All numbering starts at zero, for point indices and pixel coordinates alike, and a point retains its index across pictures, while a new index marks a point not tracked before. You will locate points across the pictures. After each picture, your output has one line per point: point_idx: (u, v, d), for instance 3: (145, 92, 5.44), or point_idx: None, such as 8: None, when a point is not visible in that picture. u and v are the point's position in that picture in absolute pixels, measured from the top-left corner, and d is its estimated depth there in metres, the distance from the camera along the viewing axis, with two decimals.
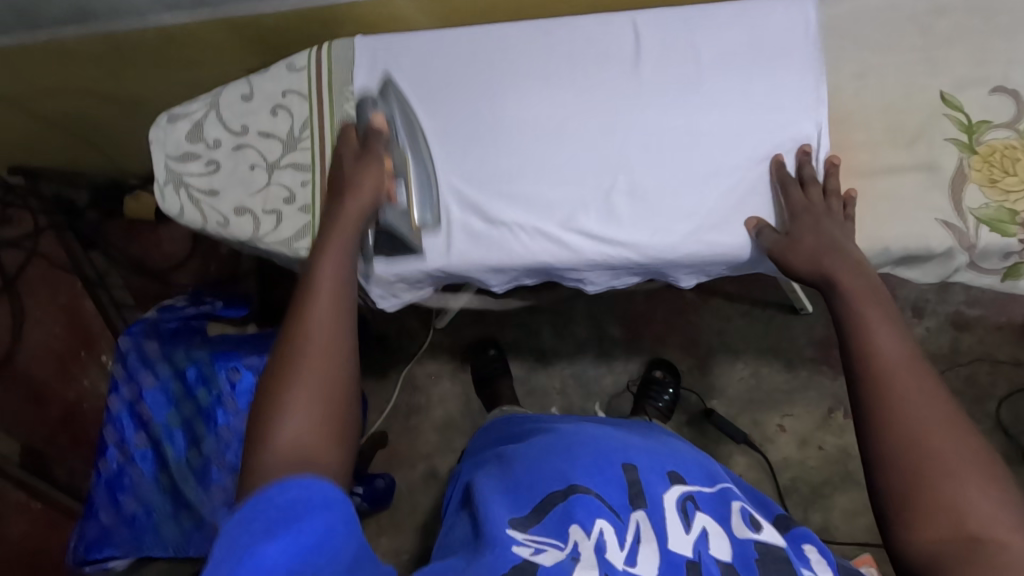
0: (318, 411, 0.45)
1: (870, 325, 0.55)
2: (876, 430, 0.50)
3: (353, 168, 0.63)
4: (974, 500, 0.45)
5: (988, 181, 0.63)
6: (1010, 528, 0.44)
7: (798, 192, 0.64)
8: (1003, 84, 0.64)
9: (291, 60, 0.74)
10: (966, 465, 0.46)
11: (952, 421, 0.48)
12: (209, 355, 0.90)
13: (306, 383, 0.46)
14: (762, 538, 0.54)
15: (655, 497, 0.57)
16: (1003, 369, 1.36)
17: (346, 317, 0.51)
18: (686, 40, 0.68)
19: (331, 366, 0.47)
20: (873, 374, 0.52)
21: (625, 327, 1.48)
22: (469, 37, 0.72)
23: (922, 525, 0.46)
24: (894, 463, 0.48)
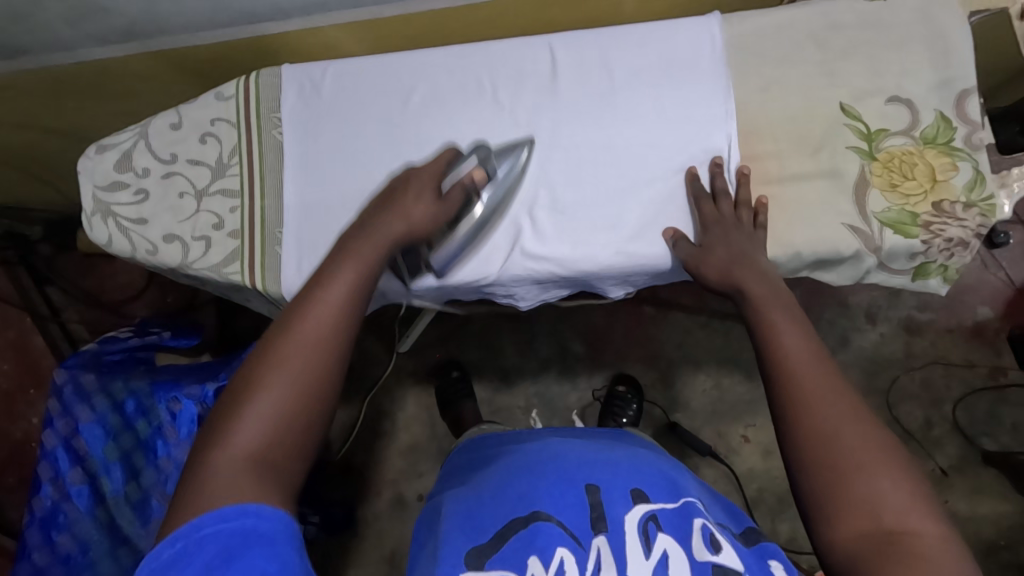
0: (273, 432, 0.45)
1: (777, 328, 0.56)
2: (788, 432, 0.51)
3: (422, 202, 0.62)
4: (887, 492, 0.45)
5: (889, 185, 0.66)
6: (922, 518, 0.44)
7: (709, 204, 0.66)
8: (897, 94, 0.67)
9: (218, 89, 0.75)
10: (874, 457, 0.47)
11: (858, 416, 0.49)
12: (148, 385, 0.89)
13: (277, 402, 0.46)
14: (720, 562, 0.51)
15: (615, 519, 0.54)
16: (957, 373, 1.39)
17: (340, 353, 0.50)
18: (598, 59, 0.71)
19: (305, 386, 0.47)
20: (783, 374, 0.53)
21: (587, 343, 1.49)
22: (392, 65, 0.73)
23: (843, 523, 0.45)
24: (807, 462, 0.49)
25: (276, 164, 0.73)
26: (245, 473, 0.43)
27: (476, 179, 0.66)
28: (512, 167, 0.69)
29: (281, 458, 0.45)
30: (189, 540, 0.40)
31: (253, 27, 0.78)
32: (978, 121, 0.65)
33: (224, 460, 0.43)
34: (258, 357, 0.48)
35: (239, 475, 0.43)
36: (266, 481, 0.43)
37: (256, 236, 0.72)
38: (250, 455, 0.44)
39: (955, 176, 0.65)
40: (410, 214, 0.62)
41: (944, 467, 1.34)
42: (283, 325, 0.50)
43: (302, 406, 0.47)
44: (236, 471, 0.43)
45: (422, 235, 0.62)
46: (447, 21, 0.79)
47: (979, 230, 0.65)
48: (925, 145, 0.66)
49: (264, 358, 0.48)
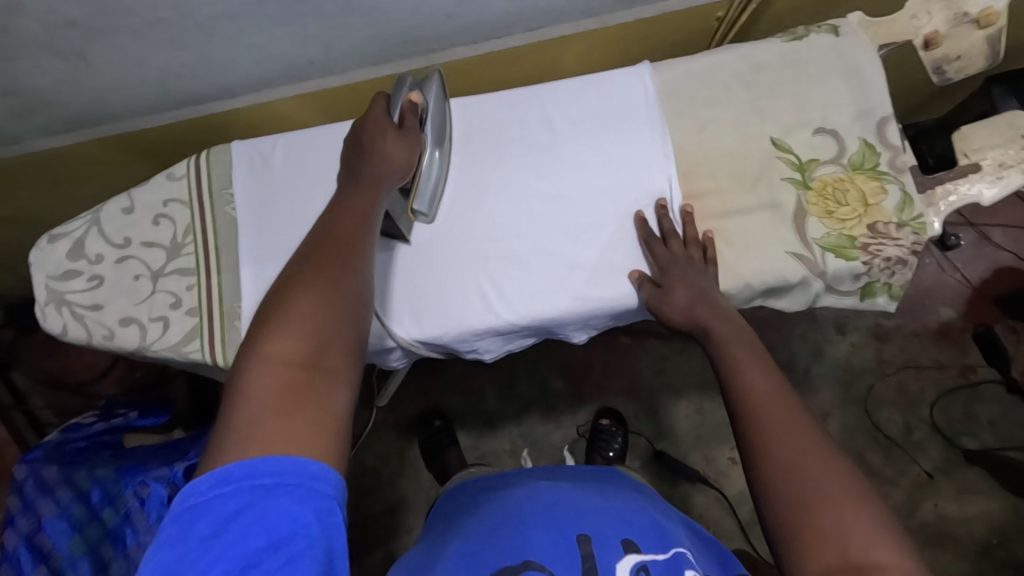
0: (313, 333, 0.47)
1: (740, 365, 0.59)
2: (755, 465, 0.52)
3: (398, 142, 0.64)
4: (852, 523, 0.46)
5: (825, 212, 0.69)
6: (888, 552, 0.45)
7: (662, 248, 0.68)
8: (822, 125, 0.71)
9: (170, 170, 0.76)
10: (837, 489, 0.48)
11: (821, 450, 0.50)
12: (114, 471, 0.88)
13: (316, 319, 0.47)
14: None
15: (608, 568, 0.54)
16: (929, 375, 1.41)
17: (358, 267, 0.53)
18: (538, 113, 0.74)
19: (335, 289, 0.50)
20: (750, 410, 0.55)
21: (567, 379, 1.49)
22: (341, 133, 0.75)
23: (812, 556, 0.46)
24: (777, 495, 0.49)
25: (231, 238, 0.74)
26: (293, 375, 0.44)
27: (414, 103, 0.68)
28: (438, 92, 0.71)
29: (332, 364, 0.46)
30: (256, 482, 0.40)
31: (202, 107, 0.80)
32: (899, 145, 0.69)
33: (271, 360, 0.45)
34: (295, 276, 0.50)
35: (282, 375, 0.44)
36: (317, 383, 0.45)
37: (215, 313, 0.72)
38: (298, 362, 0.45)
39: (885, 199, 0.68)
40: (384, 150, 0.63)
41: (929, 470, 1.35)
42: (310, 247, 0.53)
43: (340, 319, 0.48)
44: (285, 375, 0.44)
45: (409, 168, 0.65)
46: (394, 86, 0.82)
47: (915, 247, 0.67)
48: (854, 171, 0.69)
49: (295, 276, 0.50)
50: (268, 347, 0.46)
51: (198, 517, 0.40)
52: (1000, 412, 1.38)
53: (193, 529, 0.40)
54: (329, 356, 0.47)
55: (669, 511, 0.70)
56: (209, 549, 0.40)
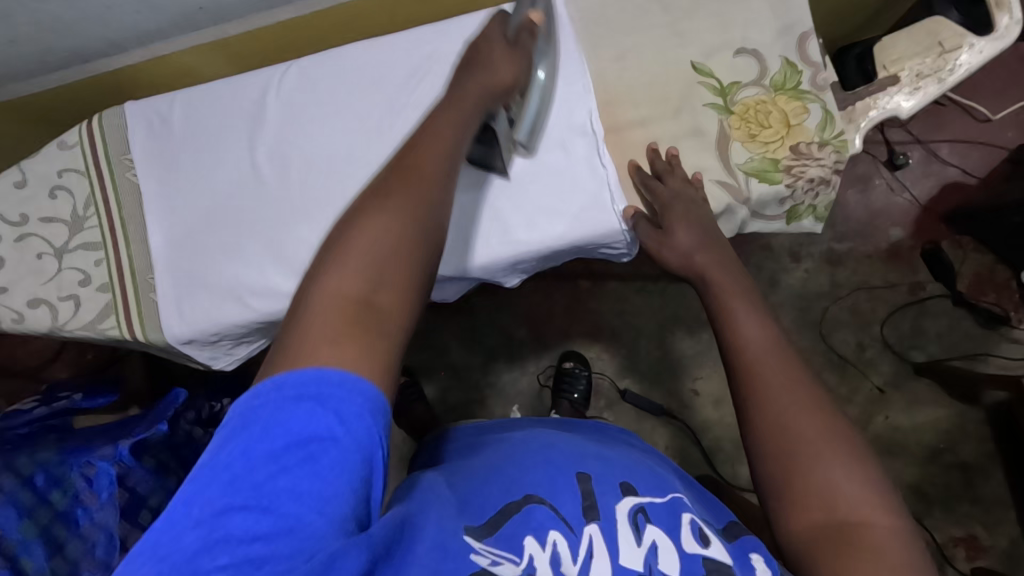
0: (378, 261, 0.44)
1: (738, 321, 0.59)
2: (749, 419, 0.54)
3: (502, 54, 0.63)
4: (842, 481, 0.49)
5: (748, 136, 0.67)
6: (873, 510, 0.48)
7: (660, 185, 0.66)
8: (744, 45, 0.68)
9: (62, 138, 0.71)
10: (829, 447, 0.50)
11: (819, 412, 0.52)
12: (56, 455, 0.86)
13: (378, 250, 0.45)
14: (710, 555, 0.48)
15: (607, 507, 0.51)
16: (881, 295, 1.43)
17: (433, 198, 0.49)
18: (449, 51, 0.69)
19: (403, 217, 0.47)
20: (745, 365, 0.56)
21: (529, 327, 1.49)
22: (244, 86, 0.70)
23: (799, 512, 0.49)
24: (769, 452, 0.52)
25: (135, 207, 0.70)
26: (349, 310, 0.42)
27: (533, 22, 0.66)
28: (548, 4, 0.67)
29: (387, 302, 0.43)
30: (288, 395, 0.38)
31: (88, 66, 0.74)
32: (820, 62, 0.67)
33: (331, 288, 0.43)
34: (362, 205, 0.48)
35: (343, 306, 0.42)
36: (372, 318, 0.42)
37: (127, 287, 0.69)
38: (354, 297, 0.43)
39: (807, 119, 0.66)
40: (496, 65, 0.62)
41: (881, 385, 1.40)
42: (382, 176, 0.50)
43: (410, 241, 0.46)
44: (340, 306, 0.42)
45: (503, 89, 0.62)
46: (300, 34, 0.77)
47: (838, 166, 0.66)
48: (776, 92, 0.67)
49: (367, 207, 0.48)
50: (329, 275, 0.43)
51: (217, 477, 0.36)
52: (947, 325, 1.41)
53: (216, 444, 0.37)
54: (392, 283, 0.44)
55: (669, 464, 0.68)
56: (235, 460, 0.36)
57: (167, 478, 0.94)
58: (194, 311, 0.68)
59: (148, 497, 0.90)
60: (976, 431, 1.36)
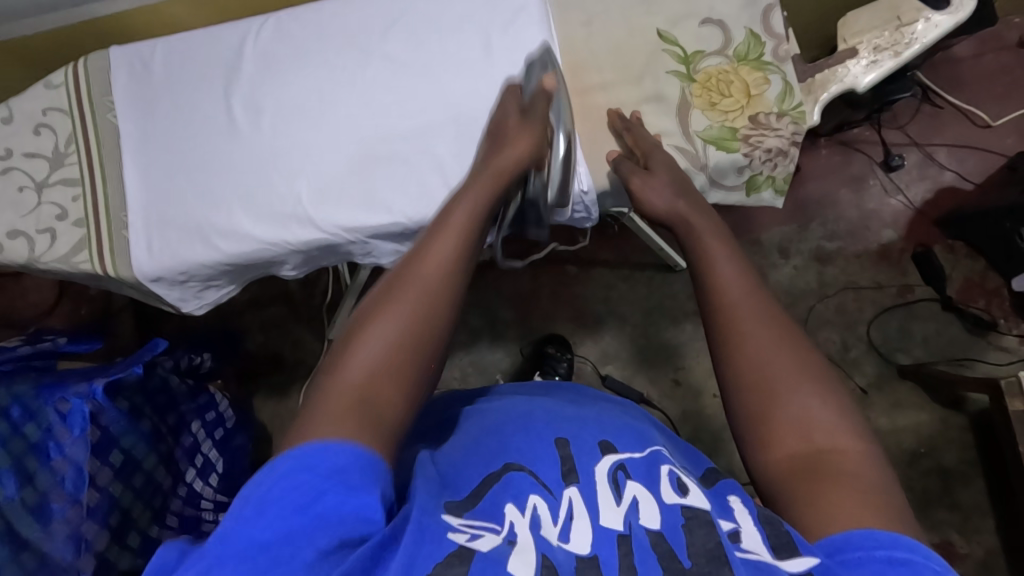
0: (394, 354, 0.45)
1: (715, 259, 0.56)
2: (725, 356, 0.51)
3: (518, 125, 0.64)
4: (817, 409, 0.46)
5: (709, 104, 0.68)
6: (851, 439, 0.45)
7: (631, 136, 0.67)
8: (709, 15, 0.69)
9: (48, 78, 0.73)
10: (803, 380, 0.48)
11: (796, 347, 0.50)
12: (33, 388, 0.86)
13: (386, 350, 0.45)
14: (689, 503, 0.42)
15: (586, 471, 0.46)
16: (867, 295, 1.39)
17: (452, 284, 0.50)
18: (422, 10, 0.72)
19: (421, 315, 0.48)
20: (720, 305, 0.53)
21: (515, 309, 1.51)
22: (224, 34, 0.73)
23: (776, 446, 0.46)
24: (741, 387, 0.49)
25: (113, 148, 0.73)
26: (352, 405, 0.42)
27: (548, 89, 0.66)
28: None
29: (386, 399, 0.43)
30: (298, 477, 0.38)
31: (81, 10, 0.77)
32: (783, 34, 0.68)
33: (343, 385, 0.43)
34: (376, 301, 0.48)
35: (353, 400, 0.42)
36: (371, 414, 0.42)
37: (102, 224, 0.71)
38: (363, 391, 0.43)
39: (767, 89, 0.67)
40: (512, 142, 0.63)
41: (863, 386, 1.35)
42: (405, 260, 0.51)
43: (419, 343, 0.47)
44: (342, 401, 0.42)
45: (520, 162, 0.62)
46: None
47: (795, 138, 0.68)
48: (739, 62, 0.68)
49: (389, 300, 0.48)
50: (343, 365, 0.44)
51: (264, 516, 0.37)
52: (934, 328, 1.36)
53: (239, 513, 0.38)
54: (404, 379, 0.45)
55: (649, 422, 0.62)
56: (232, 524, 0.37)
57: (139, 422, 0.97)
58: (163, 248, 0.71)
59: (121, 438, 0.94)
60: (958, 438, 1.31)
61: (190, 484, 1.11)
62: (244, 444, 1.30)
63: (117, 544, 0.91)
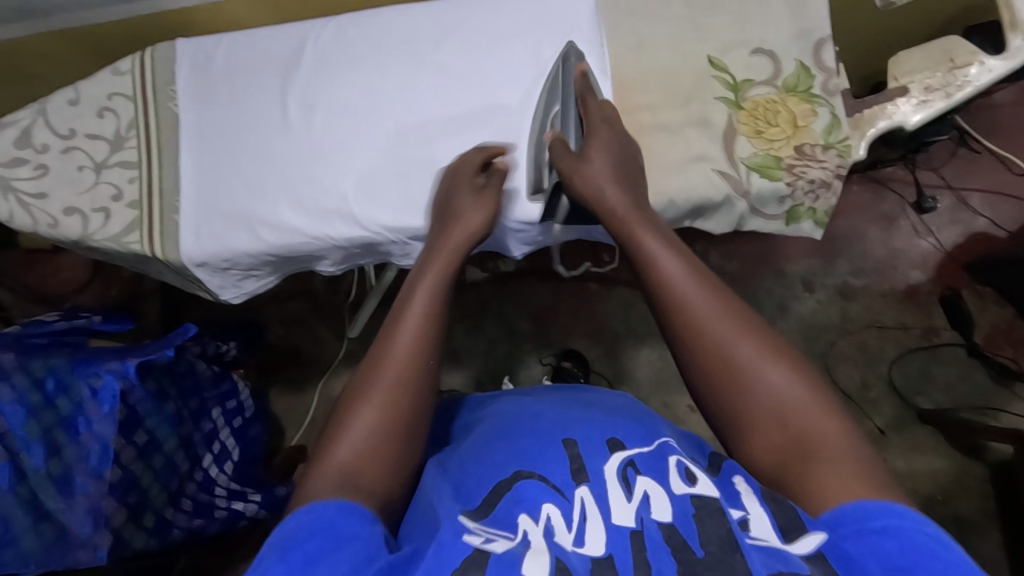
0: (375, 442, 0.48)
1: (655, 255, 0.58)
2: (687, 356, 0.54)
3: (471, 202, 0.66)
4: (783, 390, 0.50)
5: (755, 132, 0.69)
6: (820, 411, 0.49)
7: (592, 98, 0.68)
8: (761, 46, 0.70)
9: (116, 65, 0.77)
10: (761, 363, 0.51)
11: (744, 328, 0.52)
12: (68, 362, 0.90)
13: (373, 434, 0.49)
14: (699, 493, 0.44)
15: (595, 469, 0.47)
16: (891, 335, 1.38)
17: (423, 370, 0.53)
18: (479, 22, 0.74)
19: (397, 399, 0.51)
20: (669, 302, 0.55)
21: (534, 321, 1.52)
22: (282, 33, 0.76)
23: (757, 441, 0.50)
24: (705, 386, 0.53)
25: (172, 135, 0.75)
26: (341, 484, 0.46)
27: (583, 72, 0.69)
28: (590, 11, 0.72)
29: (372, 483, 0.47)
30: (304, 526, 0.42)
31: (150, 3, 0.80)
32: (833, 68, 0.69)
33: (330, 475, 0.46)
34: (354, 393, 0.51)
35: (333, 484, 0.45)
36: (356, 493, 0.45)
37: (154, 207, 0.74)
38: (351, 471, 0.47)
39: (815, 121, 0.68)
40: (466, 213, 0.65)
41: (882, 426, 1.33)
42: (375, 348, 0.54)
43: (397, 426, 0.50)
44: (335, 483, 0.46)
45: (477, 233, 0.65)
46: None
47: (840, 171, 0.68)
48: (787, 93, 0.69)
49: (364, 394, 0.51)
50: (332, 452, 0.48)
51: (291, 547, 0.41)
52: (958, 373, 1.34)
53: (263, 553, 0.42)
54: (382, 463, 0.48)
55: (657, 415, 0.62)
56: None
57: (164, 404, 0.98)
58: (209, 234, 0.73)
59: (144, 416, 0.95)
60: (977, 487, 1.28)
61: (206, 470, 1.12)
62: (258, 434, 1.32)
63: (132, 523, 0.92)
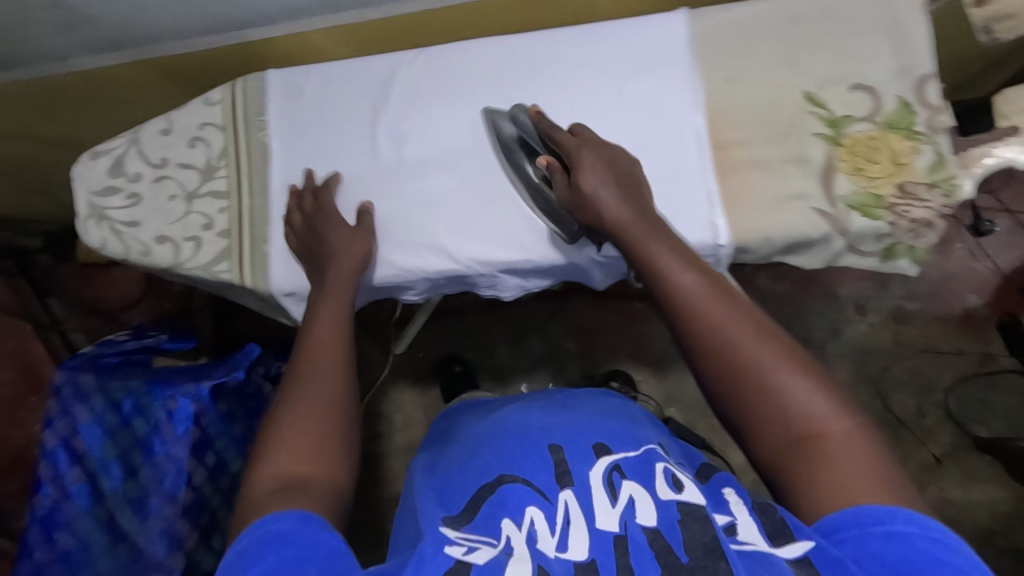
0: (309, 448, 0.52)
1: (658, 259, 0.57)
2: (699, 359, 0.54)
3: (343, 239, 0.68)
4: (795, 395, 0.50)
5: (855, 169, 0.68)
6: (818, 415, 0.50)
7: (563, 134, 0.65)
8: (860, 81, 0.69)
9: (207, 95, 0.78)
10: (770, 365, 0.51)
11: (755, 333, 0.53)
12: (144, 385, 0.90)
13: (300, 443, 0.52)
14: (685, 499, 0.48)
15: (580, 473, 0.51)
16: (947, 360, 1.34)
17: (333, 393, 0.57)
18: (571, 54, 0.73)
19: (321, 416, 0.55)
20: (682, 304, 0.55)
21: (578, 339, 1.51)
22: (371, 66, 0.76)
23: (762, 442, 0.51)
24: (719, 389, 0.53)
25: (263, 166, 0.76)
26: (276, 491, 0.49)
27: (537, 114, 0.68)
28: (683, 45, 0.71)
29: (308, 484, 0.50)
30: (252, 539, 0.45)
31: (239, 33, 0.81)
32: (938, 104, 0.67)
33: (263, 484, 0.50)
34: (279, 414, 0.55)
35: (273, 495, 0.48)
36: (299, 497, 0.48)
37: (245, 236, 0.74)
38: (289, 478, 0.50)
39: (918, 159, 0.67)
40: (348, 246, 0.68)
41: (938, 454, 1.29)
42: (284, 383, 0.58)
43: (325, 438, 0.53)
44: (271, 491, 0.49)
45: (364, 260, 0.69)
46: (428, 24, 0.82)
47: (944, 211, 0.67)
48: (888, 129, 0.68)
49: (283, 414, 0.55)
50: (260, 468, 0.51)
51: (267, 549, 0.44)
52: (1017, 402, 1.30)
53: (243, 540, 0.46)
54: (315, 459, 0.52)
55: (640, 408, 0.64)
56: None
57: (233, 426, 0.96)
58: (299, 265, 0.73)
59: (216, 439, 0.93)
60: None
61: None
62: None
63: (203, 544, 0.90)
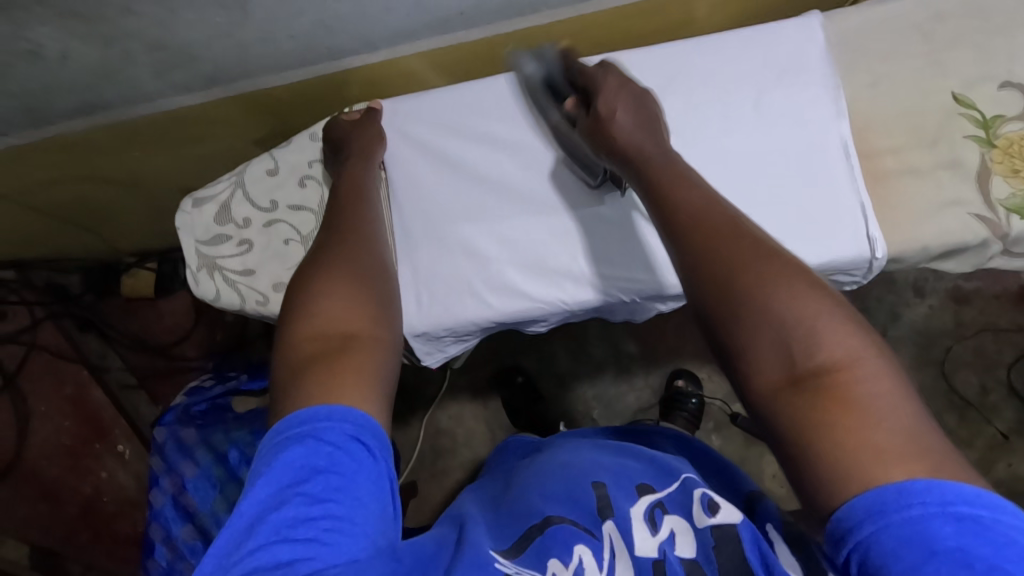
0: (338, 322, 0.48)
1: (665, 187, 0.51)
2: (698, 277, 0.45)
3: (365, 134, 0.71)
4: (817, 320, 0.40)
5: (1010, 171, 0.65)
6: (854, 354, 0.39)
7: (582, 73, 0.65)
8: (1010, 78, 0.67)
9: (312, 129, 0.75)
10: (789, 290, 0.41)
11: (773, 255, 0.44)
12: (250, 434, 0.87)
13: (338, 314, 0.49)
14: (718, 523, 0.46)
15: (622, 509, 0.48)
16: (1007, 339, 1.21)
17: (371, 280, 0.53)
18: (704, 68, 0.70)
19: (353, 302, 0.50)
20: (682, 219, 0.48)
21: (641, 341, 1.32)
22: (491, 89, 0.73)
23: (764, 377, 0.40)
24: (713, 307, 0.43)
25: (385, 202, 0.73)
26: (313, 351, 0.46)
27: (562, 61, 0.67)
28: (820, 51, 0.69)
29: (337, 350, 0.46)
30: (295, 432, 0.41)
31: (337, 63, 0.76)
32: None
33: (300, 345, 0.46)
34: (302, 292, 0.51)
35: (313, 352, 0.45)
36: (333, 365, 0.44)
37: None
38: (333, 338, 0.47)
39: None
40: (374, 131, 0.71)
41: (1004, 430, 1.18)
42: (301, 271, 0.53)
43: (357, 319, 0.49)
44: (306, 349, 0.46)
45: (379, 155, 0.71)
46: (535, 45, 0.79)
47: None
48: None
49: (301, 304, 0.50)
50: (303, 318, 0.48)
51: (301, 479, 0.39)
52: None
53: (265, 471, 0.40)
54: (348, 338, 0.47)
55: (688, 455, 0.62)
56: (236, 529, 0.38)
57: None
58: (432, 303, 0.69)
59: None
60: None
61: None
62: None
63: None
